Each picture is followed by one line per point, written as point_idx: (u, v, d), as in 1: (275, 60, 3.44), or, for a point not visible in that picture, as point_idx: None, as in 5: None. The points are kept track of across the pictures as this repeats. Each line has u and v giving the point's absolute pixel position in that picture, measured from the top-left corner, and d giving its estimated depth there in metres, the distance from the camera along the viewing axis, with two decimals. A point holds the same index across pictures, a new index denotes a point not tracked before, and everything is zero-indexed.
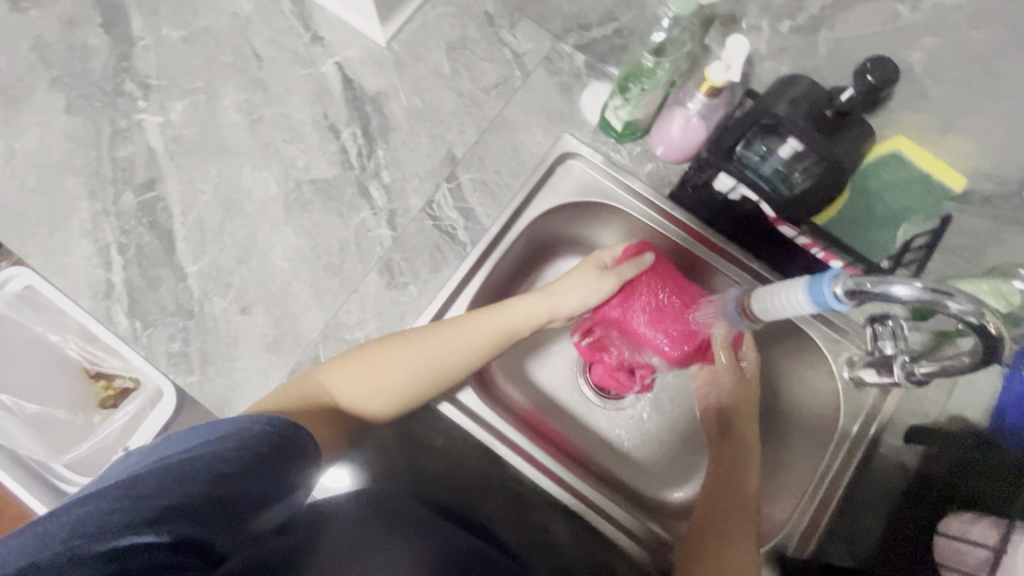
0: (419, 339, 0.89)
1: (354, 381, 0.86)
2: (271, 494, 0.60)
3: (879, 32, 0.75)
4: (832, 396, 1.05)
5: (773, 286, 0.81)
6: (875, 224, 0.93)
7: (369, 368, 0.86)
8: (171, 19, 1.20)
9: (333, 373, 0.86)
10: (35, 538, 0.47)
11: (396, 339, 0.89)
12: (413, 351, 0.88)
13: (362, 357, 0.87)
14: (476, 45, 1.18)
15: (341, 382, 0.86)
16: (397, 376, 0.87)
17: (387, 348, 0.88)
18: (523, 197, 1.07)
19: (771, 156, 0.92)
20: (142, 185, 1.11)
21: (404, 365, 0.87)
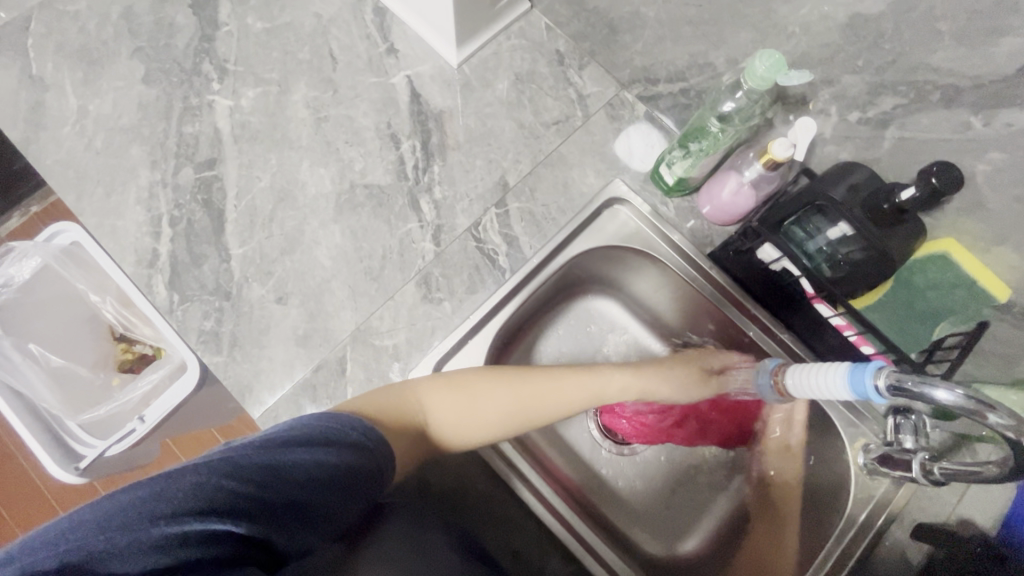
0: (518, 381, 0.90)
1: (450, 411, 0.85)
2: (345, 511, 0.63)
3: (948, 138, 0.78)
4: (842, 478, 1.04)
5: (811, 365, 0.83)
6: (912, 318, 0.93)
7: (463, 400, 0.87)
8: (257, 10, 1.24)
9: (428, 397, 0.85)
10: (151, 495, 0.50)
11: (500, 376, 0.90)
12: (510, 391, 0.89)
13: (464, 385, 0.87)
14: (543, 81, 1.22)
15: (434, 405, 0.85)
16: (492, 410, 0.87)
17: (483, 380, 0.89)
18: (567, 234, 1.11)
19: (819, 236, 0.93)
20: (203, 163, 1.15)
21: (499, 400, 0.88)
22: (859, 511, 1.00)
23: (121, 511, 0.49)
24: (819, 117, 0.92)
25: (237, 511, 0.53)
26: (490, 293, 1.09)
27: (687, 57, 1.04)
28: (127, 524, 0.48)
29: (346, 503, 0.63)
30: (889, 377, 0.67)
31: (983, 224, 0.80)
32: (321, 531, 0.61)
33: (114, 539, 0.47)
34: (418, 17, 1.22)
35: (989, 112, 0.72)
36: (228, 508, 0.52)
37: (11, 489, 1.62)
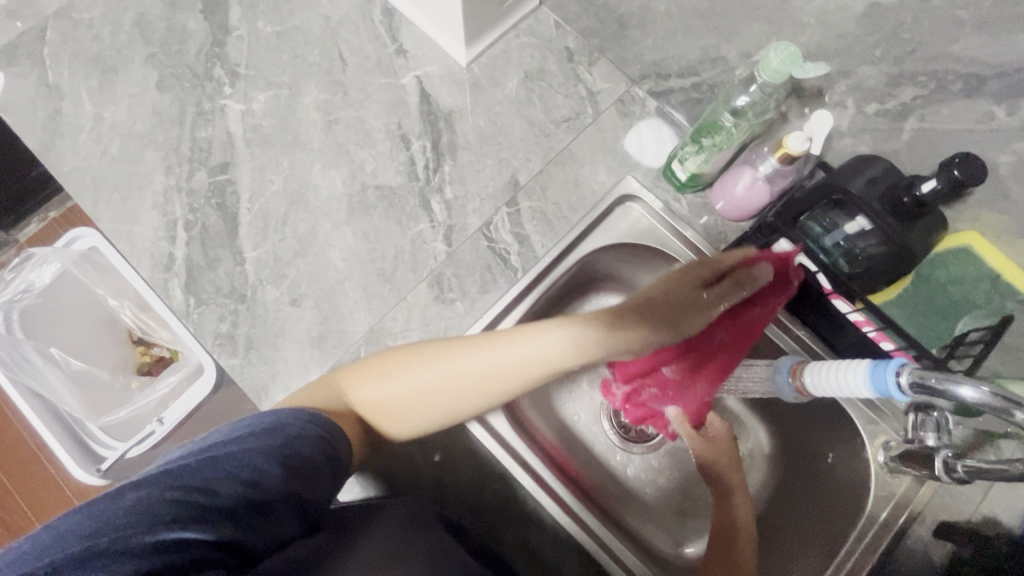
0: (434, 362, 0.78)
1: (368, 395, 0.81)
2: (308, 499, 0.65)
3: (970, 129, 0.76)
4: (862, 475, 1.02)
5: (830, 362, 0.82)
6: (934, 313, 0.91)
7: (379, 384, 0.80)
8: (267, 14, 1.25)
9: (350, 378, 0.82)
10: (91, 518, 0.50)
11: (415, 355, 0.80)
12: (426, 375, 0.78)
13: (377, 369, 0.81)
14: (553, 78, 1.21)
15: (357, 386, 0.81)
16: (406, 397, 0.79)
17: (398, 362, 0.80)
18: (580, 231, 1.11)
19: (835, 230, 0.92)
20: (217, 167, 1.16)
21: (411, 385, 0.78)
22: (880, 509, 0.99)
23: (58, 541, 0.49)
24: (836, 110, 0.91)
25: (190, 518, 0.53)
26: (503, 292, 1.09)
27: (699, 52, 1.02)
28: (74, 544, 0.48)
29: (307, 490, 0.65)
30: (912, 375, 0.67)
31: (1008, 216, 0.79)
32: (291, 519, 0.63)
33: (67, 555, 0.47)
34: (427, 17, 1.22)
35: (1014, 101, 0.70)
36: (182, 517, 0.53)
37: (35, 490, 1.65)
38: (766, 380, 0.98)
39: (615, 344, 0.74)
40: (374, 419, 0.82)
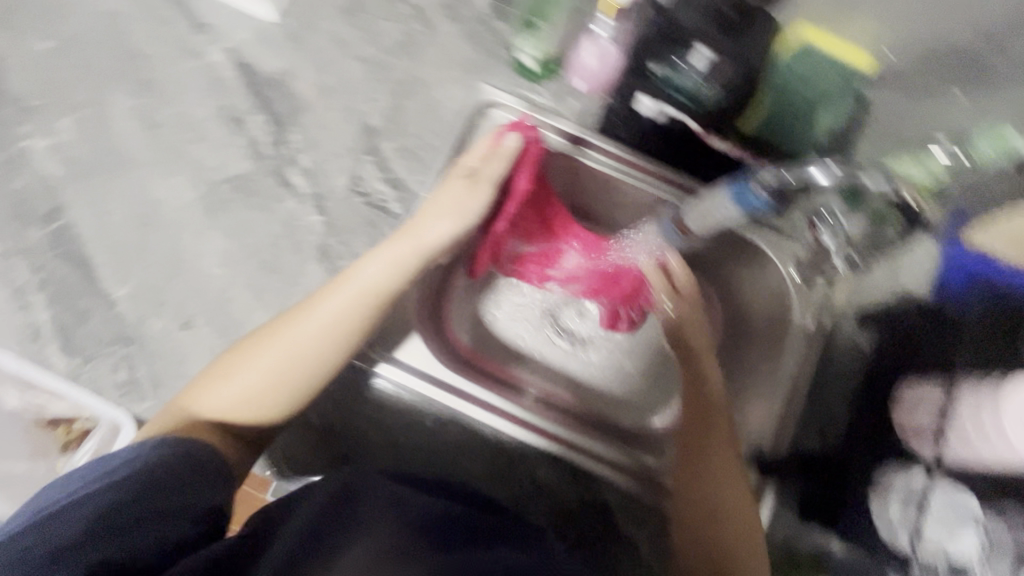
0: (265, 346, 0.82)
1: (225, 396, 0.80)
2: (191, 501, 0.68)
3: None
4: (782, 290, 1.01)
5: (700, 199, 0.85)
6: (801, 116, 0.95)
7: (221, 386, 0.80)
8: (36, 31, 1.10)
9: (199, 393, 0.81)
10: None
11: (250, 345, 0.83)
12: (276, 352, 0.81)
13: (218, 372, 0.82)
14: (371, 4, 1.12)
15: (209, 401, 0.79)
16: (259, 381, 0.81)
17: (249, 350, 0.83)
18: (448, 157, 1.02)
19: (682, 66, 0.86)
20: (46, 215, 1.04)
21: (263, 366, 0.81)
22: (807, 316, 0.98)
23: None
24: None
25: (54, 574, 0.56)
26: None
27: None
28: None
29: (181, 496, 0.67)
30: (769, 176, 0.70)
31: None
32: (183, 523, 0.66)
33: None
34: None
35: None
36: None
37: None
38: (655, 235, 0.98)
39: (426, 250, 0.91)
40: (235, 422, 0.80)
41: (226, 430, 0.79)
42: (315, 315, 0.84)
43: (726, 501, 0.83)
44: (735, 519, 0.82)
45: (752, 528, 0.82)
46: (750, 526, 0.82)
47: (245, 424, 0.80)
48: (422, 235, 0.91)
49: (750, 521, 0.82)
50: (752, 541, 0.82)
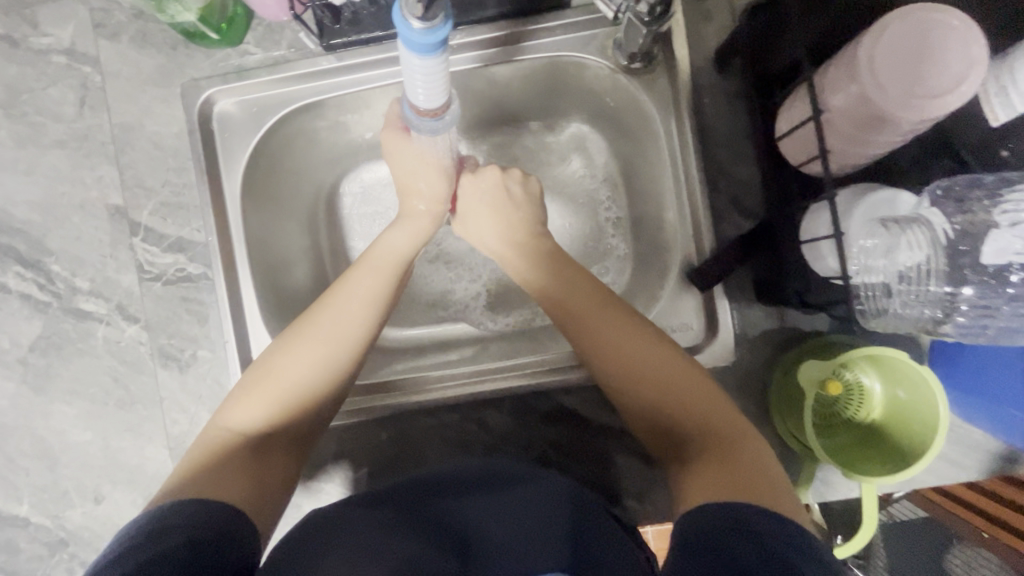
0: (328, 311, 0.54)
1: (303, 380, 0.52)
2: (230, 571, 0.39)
3: None
4: None
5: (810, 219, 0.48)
6: None
7: (274, 389, 0.51)
8: None
9: (268, 372, 0.52)
10: None
11: (303, 326, 0.54)
12: (375, 276, 0.57)
13: (264, 375, 0.52)
14: None
15: (255, 410, 0.51)
16: (338, 358, 0.53)
17: (322, 317, 0.54)
18: None
19: None
20: None
21: (349, 339, 0.54)
22: None
23: None
24: None
25: None
26: None
27: None
28: None
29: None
30: (931, 219, 0.43)
31: None
32: None
33: None
34: None
35: None
36: None
37: None
38: (724, 261, 0.56)
39: (579, 276, 0.57)
40: (294, 412, 0.52)
41: (252, 456, 0.49)
42: (386, 242, 0.60)
43: (717, 454, 0.45)
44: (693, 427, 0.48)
45: (743, 475, 0.43)
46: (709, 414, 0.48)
47: (296, 419, 0.52)
48: (417, 202, 0.61)
49: (733, 442, 0.46)
50: (723, 454, 0.45)
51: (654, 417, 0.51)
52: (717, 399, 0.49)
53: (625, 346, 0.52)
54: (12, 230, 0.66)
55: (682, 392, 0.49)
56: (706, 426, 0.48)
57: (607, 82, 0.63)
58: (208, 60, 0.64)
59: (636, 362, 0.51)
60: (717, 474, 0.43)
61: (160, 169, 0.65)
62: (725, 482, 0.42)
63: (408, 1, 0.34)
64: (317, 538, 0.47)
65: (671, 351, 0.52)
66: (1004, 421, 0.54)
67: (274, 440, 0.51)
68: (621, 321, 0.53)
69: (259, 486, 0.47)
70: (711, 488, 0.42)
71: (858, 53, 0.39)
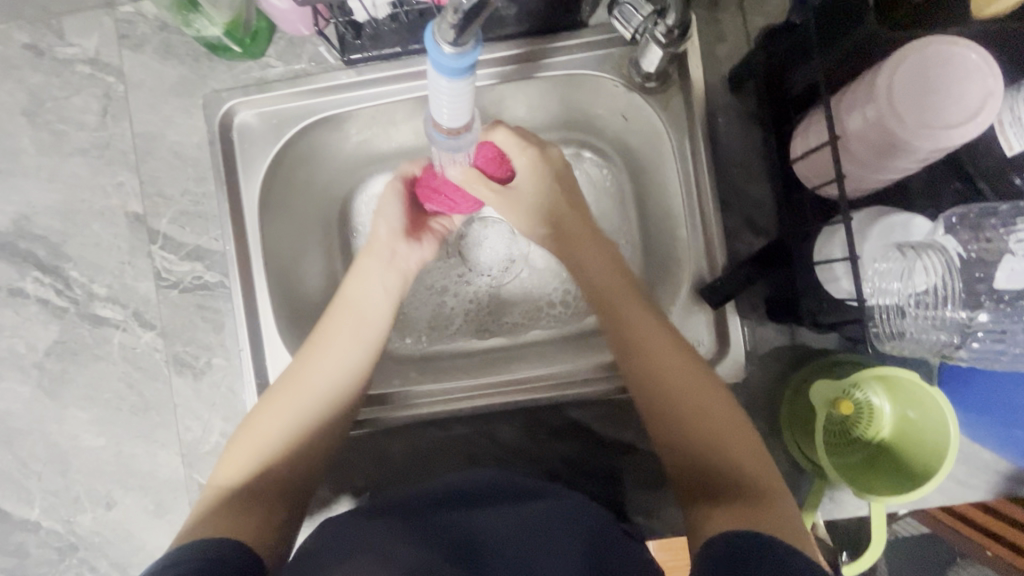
0: (307, 363, 0.56)
1: (286, 430, 0.53)
2: None
3: None
4: None
5: (826, 239, 0.49)
6: None
7: (263, 441, 0.53)
8: None
9: (254, 427, 0.54)
10: None
11: (283, 380, 0.56)
12: (349, 322, 0.59)
13: (251, 431, 0.54)
14: None
15: (246, 462, 0.52)
16: (320, 405, 0.55)
17: (301, 368, 0.56)
18: None
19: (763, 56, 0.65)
20: None
21: (328, 386, 0.55)
22: None
23: None
24: None
25: None
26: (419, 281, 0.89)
27: None
28: None
29: None
30: (945, 241, 0.44)
31: None
32: None
33: None
34: None
35: None
36: None
37: None
38: (737, 279, 0.56)
39: (618, 294, 0.58)
40: (279, 460, 0.53)
41: (244, 503, 0.49)
42: (359, 290, 0.61)
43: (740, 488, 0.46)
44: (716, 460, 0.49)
45: (769, 511, 0.44)
46: (742, 450, 0.49)
47: (284, 466, 0.53)
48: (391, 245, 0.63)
49: (758, 477, 0.47)
50: (745, 489, 0.46)
51: (697, 459, 0.49)
52: (752, 444, 0.49)
53: (676, 374, 0.52)
54: (32, 235, 0.67)
55: (720, 431, 0.50)
56: (733, 460, 0.48)
57: (622, 100, 0.64)
58: (230, 72, 0.65)
59: (671, 387, 0.52)
60: (736, 507, 0.44)
61: (180, 178, 0.66)
62: (739, 518, 0.43)
63: (440, 26, 0.35)
64: (333, 543, 0.48)
65: (709, 379, 0.52)
66: (1012, 443, 0.54)
67: (267, 487, 0.51)
68: (650, 349, 0.54)
69: (262, 528, 0.48)
70: (729, 520, 0.43)
71: (877, 82, 0.40)
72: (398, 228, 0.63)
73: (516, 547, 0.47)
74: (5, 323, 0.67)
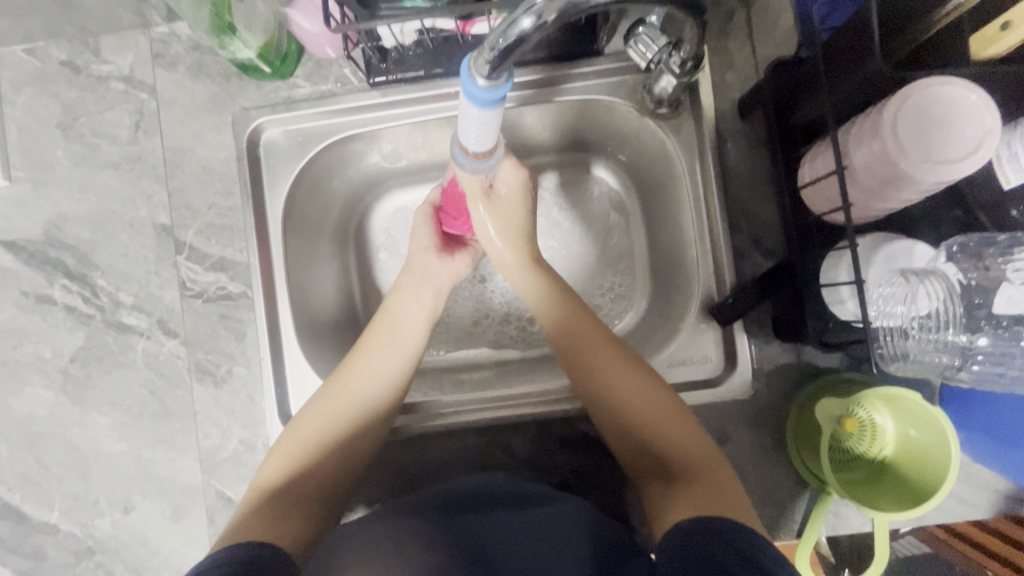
0: (348, 370, 0.59)
1: (322, 433, 0.56)
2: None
3: None
4: None
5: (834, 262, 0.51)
6: None
7: (302, 445, 0.55)
8: None
9: (295, 431, 0.56)
10: None
11: (326, 388, 0.59)
12: (384, 336, 0.62)
13: (293, 434, 0.56)
14: None
15: (282, 463, 0.54)
16: (357, 412, 0.57)
17: (341, 377, 0.59)
18: None
19: None
20: None
21: (365, 394, 0.58)
22: None
23: None
24: None
25: None
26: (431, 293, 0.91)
27: None
28: None
29: None
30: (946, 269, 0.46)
31: None
32: None
33: None
34: None
35: None
36: None
37: None
38: (746, 299, 0.58)
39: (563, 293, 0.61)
40: (320, 467, 0.55)
41: (284, 504, 0.51)
42: (399, 305, 0.64)
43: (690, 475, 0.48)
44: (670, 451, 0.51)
45: (716, 494, 0.45)
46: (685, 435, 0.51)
47: (325, 473, 0.55)
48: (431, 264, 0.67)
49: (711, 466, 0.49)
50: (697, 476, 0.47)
51: (640, 444, 0.53)
52: (693, 428, 0.52)
53: (609, 369, 0.55)
54: (62, 244, 0.69)
55: (655, 419, 0.53)
56: (686, 451, 0.50)
57: (634, 124, 0.67)
58: (259, 91, 0.68)
59: (616, 384, 0.55)
60: (688, 495, 0.46)
61: (207, 191, 0.68)
62: (698, 503, 0.45)
63: (476, 61, 0.37)
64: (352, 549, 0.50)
65: (647, 373, 0.55)
66: (1011, 462, 0.56)
67: (309, 494, 0.53)
68: (599, 348, 0.57)
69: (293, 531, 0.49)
70: (680, 507, 0.45)
71: (881, 116, 0.42)
72: (430, 245, 0.68)
73: (532, 550, 0.48)
74: (33, 328, 0.69)
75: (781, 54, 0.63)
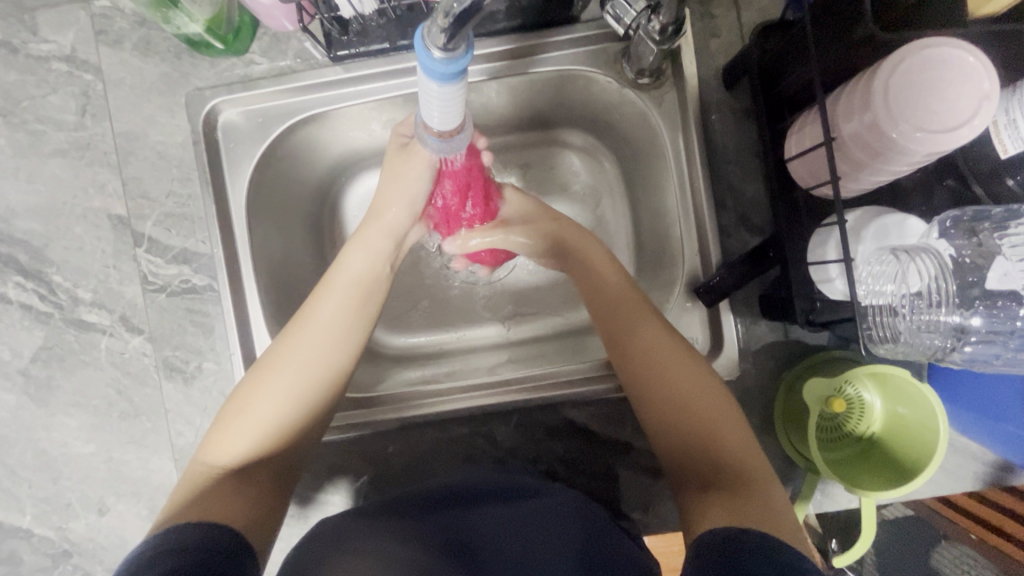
0: (303, 334, 0.55)
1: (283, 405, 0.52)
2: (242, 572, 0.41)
3: None
4: None
5: (823, 237, 0.49)
6: None
7: (257, 414, 0.51)
8: None
9: (244, 400, 0.52)
10: None
11: (276, 350, 0.54)
12: (343, 298, 0.58)
13: (242, 404, 0.52)
14: None
15: (235, 439, 0.50)
16: (318, 384, 0.54)
17: (294, 339, 0.55)
18: None
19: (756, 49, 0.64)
20: None
21: (327, 360, 0.55)
22: None
23: None
24: None
25: None
26: None
27: None
28: None
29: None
30: (939, 244, 0.44)
31: None
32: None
33: None
34: None
35: None
36: None
37: None
38: (732, 277, 0.56)
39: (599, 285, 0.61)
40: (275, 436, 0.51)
41: (241, 482, 0.48)
42: (357, 263, 0.61)
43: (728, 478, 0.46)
44: (707, 450, 0.48)
45: (753, 503, 0.43)
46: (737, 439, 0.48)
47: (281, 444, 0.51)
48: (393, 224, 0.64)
49: (748, 471, 0.46)
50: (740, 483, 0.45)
51: (687, 445, 0.49)
52: (744, 430, 0.49)
53: (660, 363, 0.53)
54: (13, 240, 0.65)
55: (710, 418, 0.50)
56: (726, 453, 0.47)
57: (615, 96, 0.63)
58: (213, 69, 0.63)
59: (656, 360, 0.53)
60: (726, 500, 0.44)
61: (164, 179, 0.64)
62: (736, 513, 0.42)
63: (431, 29, 0.34)
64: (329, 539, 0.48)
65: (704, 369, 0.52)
66: (999, 436, 0.55)
67: (264, 471, 0.50)
68: (646, 334, 0.55)
69: (249, 511, 0.46)
70: (717, 511, 0.43)
71: (873, 83, 0.40)
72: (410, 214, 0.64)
73: (524, 552, 0.46)
74: None
75: (767, 17, 0.60)
